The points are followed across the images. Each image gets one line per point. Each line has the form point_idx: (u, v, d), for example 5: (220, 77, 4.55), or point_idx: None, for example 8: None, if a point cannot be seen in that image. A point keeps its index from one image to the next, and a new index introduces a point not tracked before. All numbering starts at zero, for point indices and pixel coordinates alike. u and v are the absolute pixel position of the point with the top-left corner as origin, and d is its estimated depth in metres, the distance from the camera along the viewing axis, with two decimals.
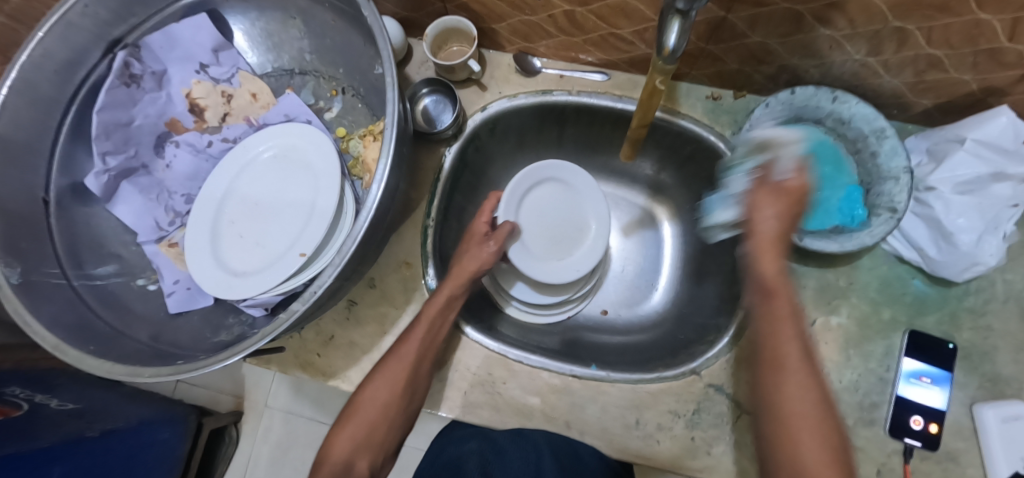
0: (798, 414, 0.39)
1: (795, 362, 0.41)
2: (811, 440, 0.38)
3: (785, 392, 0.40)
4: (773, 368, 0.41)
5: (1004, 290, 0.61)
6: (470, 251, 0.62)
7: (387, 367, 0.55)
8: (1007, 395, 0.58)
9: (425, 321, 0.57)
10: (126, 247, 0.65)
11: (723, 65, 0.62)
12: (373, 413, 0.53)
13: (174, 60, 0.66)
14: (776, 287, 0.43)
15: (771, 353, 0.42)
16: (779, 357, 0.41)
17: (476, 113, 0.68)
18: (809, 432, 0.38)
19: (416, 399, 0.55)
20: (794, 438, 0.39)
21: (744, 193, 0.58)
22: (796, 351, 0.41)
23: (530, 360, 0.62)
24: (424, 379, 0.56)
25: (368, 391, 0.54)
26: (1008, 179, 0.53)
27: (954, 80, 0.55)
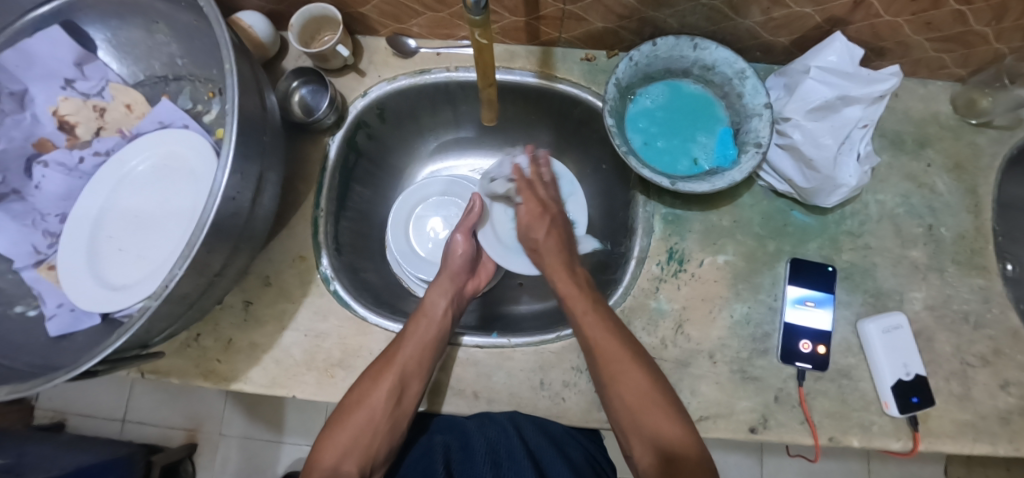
0: (633, 389, 0.51)
1: (611, 346, 0.53)
2: (637, 400, 0.51)
3: (617, 378, 0.52)
4: (600, 358, 0.53)
5: (877, 209, 0.64)
6: (450, 246, 0.70)
7: (377, 372, 0.57)
8: (891, 307, 0.61)
9: (426, 320, 0.60)
10: (2, 276, 0.62)
11: (589, 24, 0.63)
12: (364, 416, 0.55)
13: (35, 77, 0.64)
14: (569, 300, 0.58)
15: (607, 343, 0.53)
16: (603, 342, 0.53)
17: (357, 99, 0.68)
18: (639, 398, 0.51)
19: (407, 402, 0.56)
20: (629, 397, 0.51)
21: (615, 145, 0.59)
22: (596, 333, 0.54)
23: (461, 339, 0.62)
24: (418, 382, 0.57)
25: (358, 395, 0.56)
26: (856, 101, 0.57)
27: (797, 14, 0.58)
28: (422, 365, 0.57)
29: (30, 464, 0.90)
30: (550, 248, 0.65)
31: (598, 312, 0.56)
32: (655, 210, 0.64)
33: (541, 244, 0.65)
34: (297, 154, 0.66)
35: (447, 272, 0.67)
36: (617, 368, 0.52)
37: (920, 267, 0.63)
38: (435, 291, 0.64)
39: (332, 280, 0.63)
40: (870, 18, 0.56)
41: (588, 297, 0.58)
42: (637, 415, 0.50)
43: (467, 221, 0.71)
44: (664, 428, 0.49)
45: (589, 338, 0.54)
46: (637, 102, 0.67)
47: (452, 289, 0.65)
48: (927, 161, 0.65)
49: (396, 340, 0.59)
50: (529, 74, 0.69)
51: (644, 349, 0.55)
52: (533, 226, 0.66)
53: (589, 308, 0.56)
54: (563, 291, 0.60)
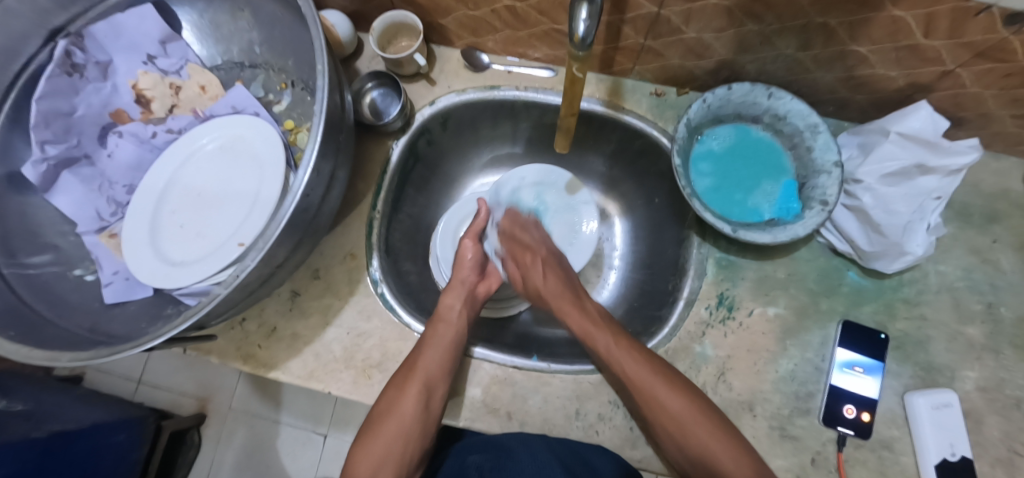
0: (676, 418, 0.53)
1: (653, 380, 0.54)
2: (682, 427, 0.53)
3: (660, 412, 0.53)
4: (641, 392, 0.54)
5: (936, 280, 0.62)
6: (459, 252, 0.70)
7: (401, 380, 0.56)
8: (940, 383, 0.59)
9: (445, 324, 0.59)
10: (64, 237, 0.64)
11: (664, 60, 0.64)
12: (394, 426, 0.55)
13: (120, 50, 0.66)
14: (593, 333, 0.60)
15: (641, 377, 0.54)
16: (640, 377, 0.54)
17: (424, 107, 0.69)
18: (684, 418, 0.53)
19: (433, 408, 0.57)
20: (674, 426, 0.53)
21: (679, 186, 0.59)
22: (632, 367, 0.55)
23: (473, 352, 0.62)
24: (442, 386, 0.57)
25: (386, 403, 0.56)
26: (932, 171, 0.56)
27: (881, 76, 0.57)
28: (441, 371, 0.57)
29: (48, 412, 0.91)
30: (556, 291, 0.64)
31: (628, 344, 0.57)
32: (710, 253, 0.65)
33: (542, 287, 0.64)
34: (359, 153, 0.67)
35: (457, 275, 0.67)
36: (665, 400, 0.53)
37: (975, 346, 0.60)
38: (447, 298, 0.64)
39: (380, 282, 0.64)
40: (955, 88, 0.55)
41: (643, 356, 0.56)
42: (686, 442, 0.52)
43: (517, 255, 0.68)
44: (724, 454, 0.51)
45: (626, 374, 0.55)
46: (703, 143, 0.66)
47: (466, 292, 0.66)
48: (993, 237, 0.63)
49: (417, 346, 0.58)
50: (597, 101, 0.69)
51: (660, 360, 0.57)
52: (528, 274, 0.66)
53: (613, 344, 0.58)
54: (586, 330, 0.61)
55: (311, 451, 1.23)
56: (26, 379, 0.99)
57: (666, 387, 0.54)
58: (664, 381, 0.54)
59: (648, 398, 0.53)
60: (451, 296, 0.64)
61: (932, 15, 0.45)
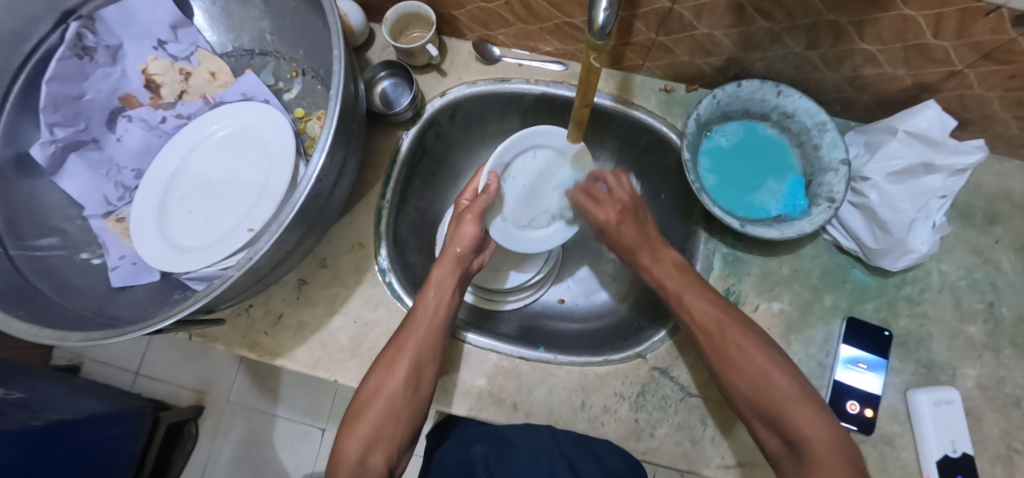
0: (754, 381, 0.51)
1: (722, 330, 0.54)
2: (754, 390, 0.51)
3: (734, 371, 0.52)
4: (713, 342, 0.54)
5: (938, 279, 0.63)
6: (457, 229, 0.63)
7: (390, 359, 0.56)
8: (941, 381, 0.60)
9: (429, 303, 0.59)
10: (71, 221, 0.64)
11: (675, 56, 0.64)
12: (382, 407, 0.54)
13: (131, 35, 0.66)
14: (666, 284, 0.60)
15: (714, 324, 0.54)
16: (709, 323, 0.55)
17: (434, 98, 0.69)
18: (785, 396, 0.49)
19: (423, 387, 0.56)
20: (750, 387, 0.51)
21: (688, 180, 0.59)
22: (701, 312, 0.55)
23: (466, 336, 0.63)
24: (431, 365, 0.57)
25: (373, 383, 0.55)
26: (938, 170, 0.57)
27: (889, 76, 0.58)
28: (429, 350, 0.57)
29: (45, 401, 0.90)
30: (635, 243, 0.63)
31: (698, 288, 0.57)
32: (716, 248, 0.65)
33: (614, 227, 0.64)
34: (369, 143, 0.67)
35: (451, 250, 0.62)
36: (737, 355, 0.52)
37: (976, 345, 0.60)
38: (437, 272, 0.61)
39: (387, 272, 0.64)
40: (961, 89, 0.56)
41: (682, 278, 0.59)
42: (761, 400, 0.50)
43: (596, 215, 0.65)
44: (807, 428, 0.47)
45: (699, 321, 0.55)
46: (711, 139, 0.67)
47: (459, 269, 0.63)
48: (995, 237, 0.64)
49: (402, 325, 0.58)
50: (606, 97, 0.70)
51: (745, 319, 0.55)
52: (620, 231, 0.64)
53: (690, 287, 0.58)
54: (656, 277, 0.61)
55: (309, 445, 1.23)
56: (23, 366, 0.98)
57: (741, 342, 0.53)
58: (741, 334, 0.53)
59: (723, 354, 0.53)
60: (440, 271, 0.62)
61: (942, 15, 0.46)
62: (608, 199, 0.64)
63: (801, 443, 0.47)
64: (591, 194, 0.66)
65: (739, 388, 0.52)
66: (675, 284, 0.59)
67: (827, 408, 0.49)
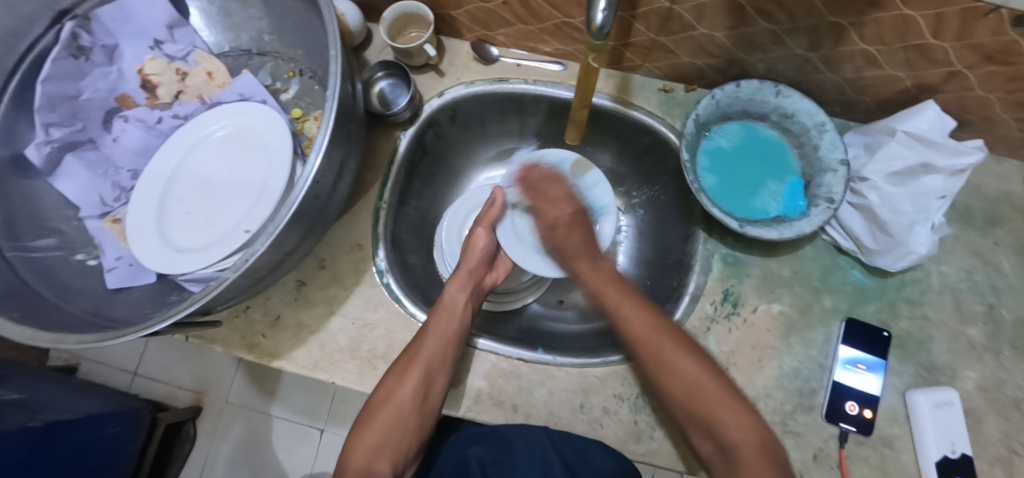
0: (685, 385, 0.51)
1: (654, 336, 0.54)
2: (689, 391, 0.51)
3: (666, 374, 0.52)
4: (650, 353, 0.53)
5: (937, 280, 0.63)
6: (469, 241, 0.66)
7: (400, 370, 0.57)
8: (941, 382, 0.60)
9: (443, 315, 0.59)
10: (67, 222, 0.64)
11: (674, 56, 0.64)
12: (391, 415, 0.56)
13: (127, 35, 0.66)
14: (605, 296, 0.58)
15: (654, 337, 0.54)
16: (648, 336, 0.54)
17: (433, 98, 0.69)
18: (693, 384, 0.51)
19: (432, 398, 0.57)
20: (683, 392, 0.51)
21: (688, 181, 0.59)
22: (642, 327, 0.55)
23: (477, 343, 0.62)
24: (442, 377, 0.57)
25: (384, 391, 0.57)
26: (938, 171, 0.57)
27: (888, 76, 0.58)
28: (440, 363, 0.57)
29: (39, 401, 0.89)
30: (575, 250, 0.61)
31: (635, 301, 0.57)
32: (715, 249, 0.65)
33: (566, 242, 0.61)
34: (367, 143, 0.67)
35: (464, 265, 0.64)
36: (678, 365, 0.52)
37: (976, 347, 0.60)
38: (452, 286, 0.62)
39: (386, 273, 0.64)
40: (961, 90, 0.56)
41: (621, 289, 0.58)
42: (690, 403, 0.51)
43: (546, 213, 0.64)
44: (735, 428, 0.49)
45: (632, 329, 0.55)
46: (712, 139, 0.67)
47: (471, 284, 0.64)
48: (994, 239, 0.64)
49: (417, 335, 0.58)
50: (605, 97, 0.70)
51: (678, 329, 0.55)
52: (555, 233, 0.62)
53: (624, 300, 0.57)
54: (593, 285, 0.59)
55: (307, 445, 1.22)
56: (18, 366, 0.98)
57: (681, 355, 0.53)
58: (677, 345, 0.53)
59: (668, 370, 0.52)
60: (456, 286, 0.62)
61: (942, 16, 0.46)
62: (551, 207, 0.63)
63: (732, 445, 0.49)
64: (536, 190, 0.65)
65: (667, 392, 0.52)
66: (615, 296, 0.57)
67: (752, 407, 0.51)
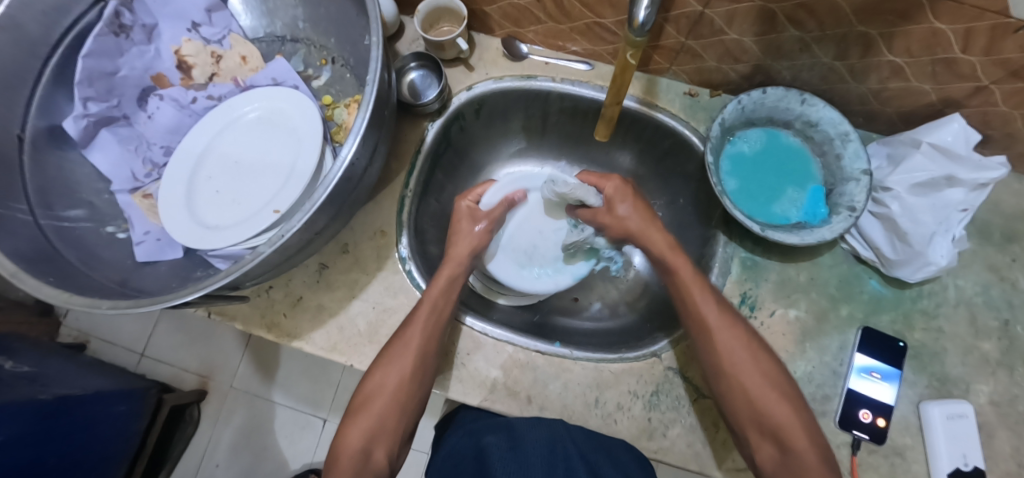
0: (762, 392, 0.52)
1: (733, 339, 0.54)
2: (764, 394, 0.52)
3: (745, 374, 0.53)
4: (729, 351, 0.54)
5: (954, 294, 0.63)
6: (457, 229, 0.67)
7: (390, 356, 0.56)
8: (954, 395, 0.60)
9: (429, 301, 0.58)
10: (98, 195, 0.65)
11: (701, 61, 0.65)
12: (382, 401, 0.55)
13: (166, 16, 0.67)
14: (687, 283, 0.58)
15: (729, 333, 0.55)
16: (725, 330, 0.55)
17: (461, 92, 0.70)
18: (764, 394, 0.52)
19: (423, 384, 0.56)
20: (756, 394, 0.52)
21: (711, 183, 0.60)
22: (718, 317, 0.55)
23: (465, 320, 0.64)
24: (431, 364, 0.57)
25: (374, 379, 0.56)
26: (960, 184, 0.57)
27: (914, 89, 0.58)
28: (430, 347, 0.56)
29: (51, 376, 0.91)
30: (646, 232, 0.62)
31: (714, 297, 0.57)
32: (734, 252, 0.66)
33: (625, 221, 0.63)
34: (395, 132, 0.68)
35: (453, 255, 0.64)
36: (746, 367, 0.53)
37: (990, 361, 0.61)
38: (442, 273, 0.61)
39: (408, 260, 0.64)
40: (986, 105, 0.56)
41: (700, 282, 0.57)
42: (763, 410, 0.52)
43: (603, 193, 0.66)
44: (802, 446, 0.49)
45: (710, 322, 0.55)
46: (734, 144, 0.67)
47: (460, 269, 0.63)
48: (1011, 254, 0.64)
49: (404, 323, 0.58)
50: (632, 98, 0.70)
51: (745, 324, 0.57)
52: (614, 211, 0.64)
53: (706, 292, 0.57)
54: (668, 264, 0.60)
55: (310, 434, 1.23)
56: (31, 340, 0.99)
57: (752, 360, 0.54)
58: (747, 346, 0.54)
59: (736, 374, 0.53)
60: (445, 271, 0.61)
61: (972, 30, 0.47)
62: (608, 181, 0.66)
63: (798, 463, 0.49)
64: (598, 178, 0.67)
65: (737, 396, 0.53)
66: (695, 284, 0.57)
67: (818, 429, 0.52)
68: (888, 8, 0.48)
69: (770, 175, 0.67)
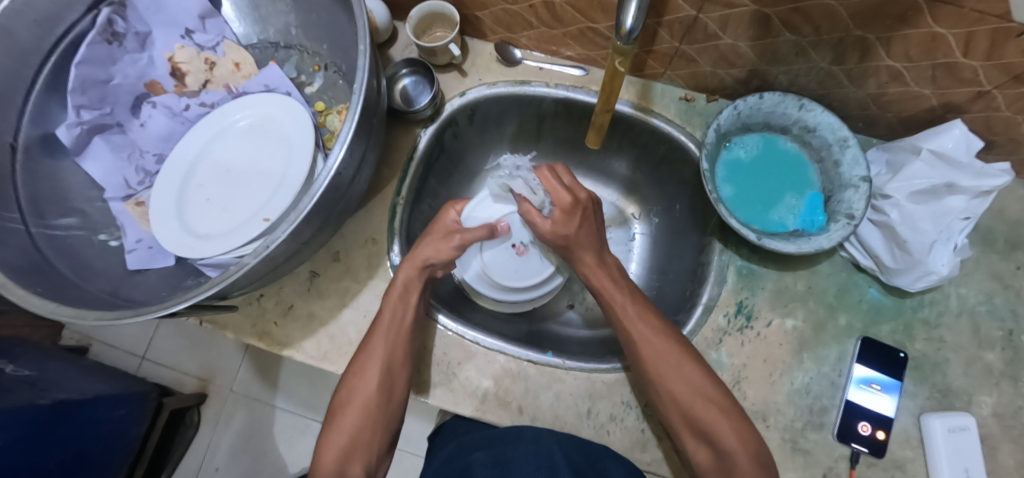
0: (730, 455, 0.49)
1: (704, 407, 0.51)
2: (693, 399, 0.52)
3: (674, 381, 0.53)
4: (688, 407, 0.52)
5: (955, 303, 0.62)
6: (427, 242, 0.60)
7: (361, 365, 0.56)
8: (956, 407, 0.58)
9: (392, 300, 0.58)
10: (91, 203, 0.65)
11: (697, 66, 0.64)
12: (356, 414, 0.55)
13: (160, 23, 0.67)
14: (644, 333, 0.55)
15: (694, 394, 0.52)
16: (685, 384, 0.52)
17: (454, 98, 0.69)
18: (693, 398, 0.52)
19: (397, 389, 0.56)
20: (722, 461, 0.49)
21: (706, 190, 0.59)
22: (679, 375, 0.53)
23: (437, 316, 0.63)
24: (404, 370, 0.56)
25: (347, 391, 0.55)
26: (961, 191, 0.56)
27: (914, 94, 0.57)
28: (398, 355, 0.56)
29: (50, 381, 0.90)
30: (585, 243, 0.59)
31: (680, 351, 0.54)
32: (730, 260, 0.65)
33: (574, 237, 0.59)
34: (387, 138, 0.68)
35: (411, 262, 0.59)
36: (717, 427, 0.50)
37: (994, 372, 0.59)
38: (400, 277, 0.58)
39: (399, 268, 0.64)
40: (988, 110, 0.55)
41: (665, 338, 0.55)
42: (690, 413, 0.52)
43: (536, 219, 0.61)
44: None
45: (631, 326, 0.56)
46: (731, 151, 0.66)
47: (419, 273, 0.59)
48: (1016, 263, 0.62)
49: (370, 330, 0.57)
50: (626, 103, 0.70)
51: (717, 383, 0.53)
52: (558, 223, 0.59)
53: (632, 307, 0.57)
54: (595, 280, 0.60)
55: (308, 438, 1.23)
56: (29, 343, 0.99)
57: (719, 419, 0.51)
58: (716, 408, 0.51)
59: (705, 432, 0.51)
60: (403, 272, 0.58)
61: (972, 35, 0.46)
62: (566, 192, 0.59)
63: None
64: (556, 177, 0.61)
65: (709, 456, 0.50)
66: (654, 330, 0.55)
67: None
68: (886, 12, 0.47)
69: (767, 184, 0.65)
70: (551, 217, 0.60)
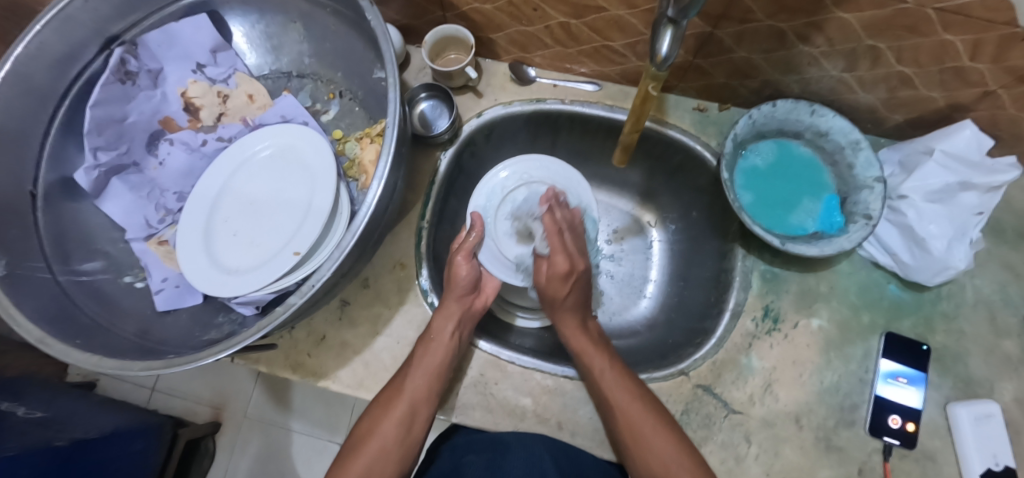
0: None
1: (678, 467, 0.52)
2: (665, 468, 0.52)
3: (653, 441, 0.53)
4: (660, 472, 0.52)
5: (971, 294, 0.64)
6: (451, 270, 0.63)
7: (388, 397, 0.56)
8: (980, 395, 0.60)
9: (432, 342, 0.57)
10: (113, 244, 0.64)
11: (709, 78, 0.66)
12: (373, 449, 0.55)
13: (173, 58, 0.67)
14: (621, 401, 0.55)
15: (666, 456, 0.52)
16: (658, 447, 0.53)
17: (471, 119, 0.70)
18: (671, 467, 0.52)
19: (417, 428, 0.56)
20: None
21: (729, 199, 0.60)
22: (656, 443, 0.53)
23: (479, 344, 0.64)
24: (427, 408, 0.56)
25: (368, 424, 0.56)
26: (974, 188, 0.58)
27: (923, 96, 0.59)
28: (427, 392, 0.56)
29: (65, 421, 0.89)
30: (575, 304, 0.62)
31: (652, 418, 0.54)
32: (754, 265, 0.66)
33: (562, 302, 0.62)
34: (408, 164, 0.68)
35: (451, 294, 0.61)
36: None
37: (1013, 359, 0.61)
38: (438, 319, 0.59)
39: (429, 292, 0.64)
40: (994, 109, 0.57)
41: (642, 406, 0.55)
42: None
43: (549, 290, 0.62)
44: None
45: (611, 396, 0.56)
46: (747, 158, 0.68)
47: (462, 314, 0.60)
48: None
49: (405, 365, 0.58)
50: None
51: (686, 438, 0.54)
52: (551, 284, 0.61)
53: (607, 370, 0.58)
54: (576, 345, 0.61)
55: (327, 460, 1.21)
56: (40, 383, 0.98)
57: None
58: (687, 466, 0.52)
59: None
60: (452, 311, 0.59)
61: (982, 41, 0.47)
62: (563, 260, 0.61)
63: None
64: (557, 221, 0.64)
65: None
66: (632, 393, 0.56)
67: None
68: (896, 23, 0.49)
69: (787, 192, 0.67)
70: (548, 273, 0.62)
